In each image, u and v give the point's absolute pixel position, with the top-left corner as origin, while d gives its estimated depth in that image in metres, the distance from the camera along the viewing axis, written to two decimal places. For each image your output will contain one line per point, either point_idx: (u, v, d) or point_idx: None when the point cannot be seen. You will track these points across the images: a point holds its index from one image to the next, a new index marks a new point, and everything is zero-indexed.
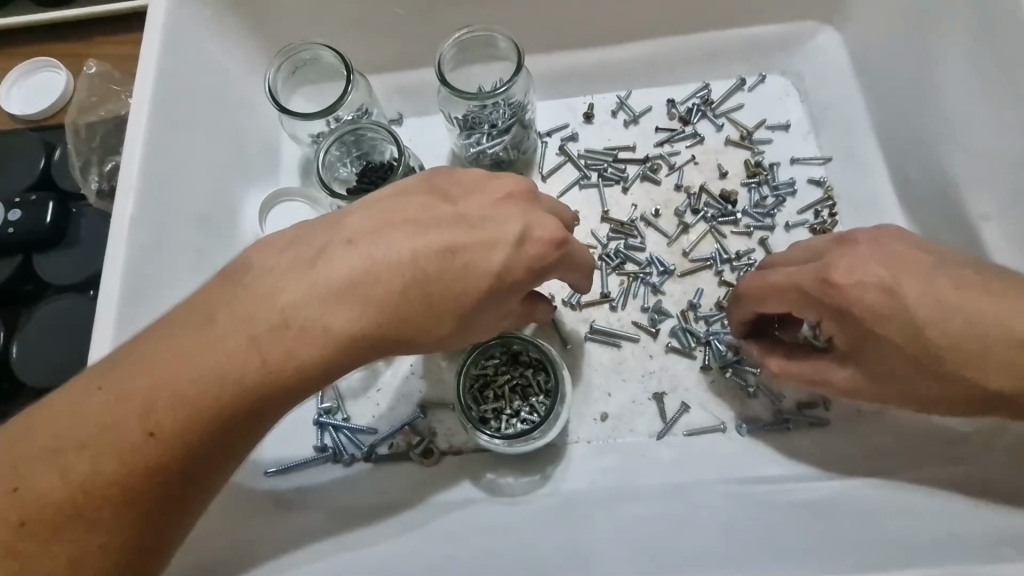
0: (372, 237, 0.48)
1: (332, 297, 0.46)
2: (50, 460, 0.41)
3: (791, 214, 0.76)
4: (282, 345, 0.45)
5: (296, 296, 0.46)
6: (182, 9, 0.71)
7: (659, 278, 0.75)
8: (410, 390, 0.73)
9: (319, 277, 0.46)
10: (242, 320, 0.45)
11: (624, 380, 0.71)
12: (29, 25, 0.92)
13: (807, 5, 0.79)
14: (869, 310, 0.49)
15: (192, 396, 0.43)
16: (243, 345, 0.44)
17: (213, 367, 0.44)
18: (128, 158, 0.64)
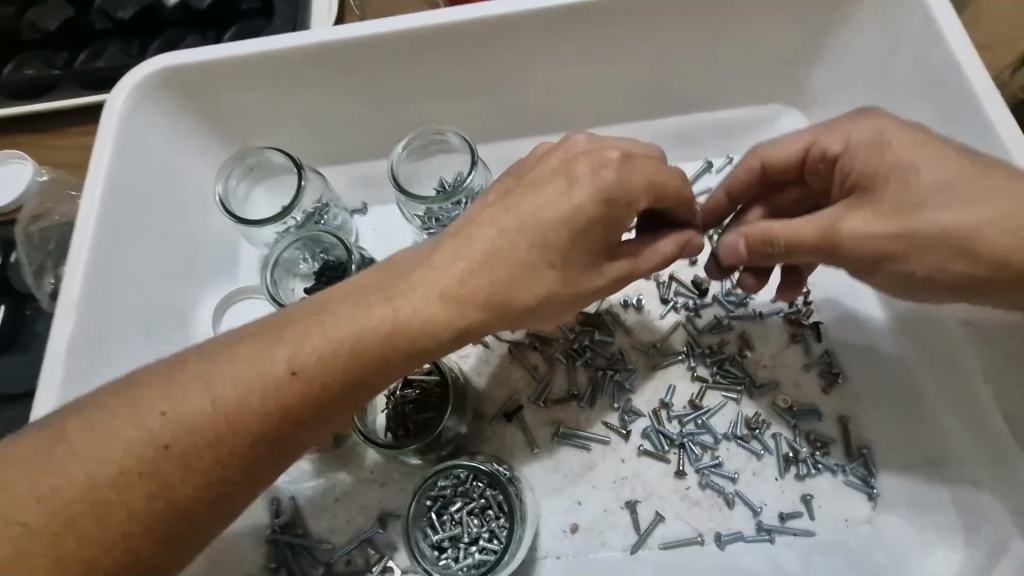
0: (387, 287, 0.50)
1: (367, 336, 0.48)
2: (104, 441, 0.43)
3: (764, 301, 0.74)
4: (313, 374, 0.47)
5: (332, 331, 0.48)
6: (136, 116, 0.69)
7: (628, 375, 0.71)
8: (369, 500, 0.69)
9: (351, 317, 0.49)
10: (277, 350, 0.47)
11: (594, 488, 0.67)
12: (22, 115, 0.96)
13: (772, 88, 0.77)
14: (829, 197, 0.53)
15: (216, 426, 0.45)
16: (281, 375, 0.47)
17: (240, 401, 0.46)
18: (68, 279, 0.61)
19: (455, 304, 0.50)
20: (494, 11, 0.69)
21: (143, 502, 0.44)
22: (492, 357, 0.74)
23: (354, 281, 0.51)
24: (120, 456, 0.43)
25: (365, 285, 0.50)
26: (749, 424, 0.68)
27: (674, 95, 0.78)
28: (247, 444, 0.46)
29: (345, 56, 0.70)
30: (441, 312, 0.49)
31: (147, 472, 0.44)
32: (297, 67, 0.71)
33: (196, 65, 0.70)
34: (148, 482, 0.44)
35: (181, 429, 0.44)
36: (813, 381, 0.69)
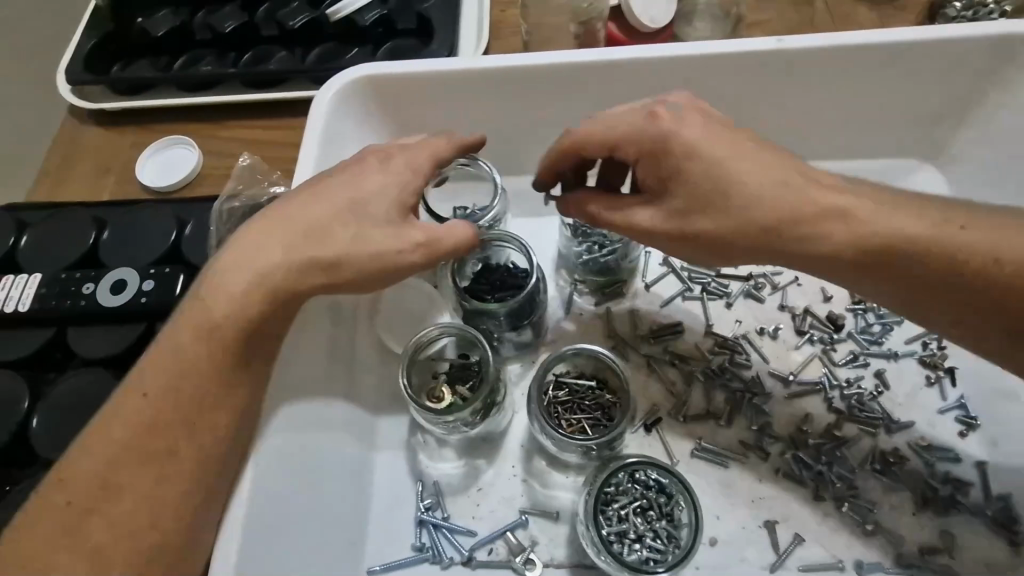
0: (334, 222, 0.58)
1: (297, 212, 0.59)
2: (176, 339, 0.56)
3: (898, 342, 0.77)
4: (297, 243, 0.58)
5: (281, 208, 0.59)
6: (337, 119, 0.77)
7: (765, 399, 0.75)
8: (512, 492, 0.72)
9: (278, 207, 0.60)
10: (244, 230, 0.59)
11: (732, 505, 0.70)
12: (191, 106, 1.05)
13: (911, 143, 0.82)
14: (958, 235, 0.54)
15: (239, 283, 0.57)
16: (251, 250, 0.58)
17: (222, 272, 0.57)
18: None
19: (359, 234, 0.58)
20: (670, 52, 0.75)
21: (230, 331, 0.57)
22: (632, 370, 0.78)
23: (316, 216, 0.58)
24: (172, 351, 0.56)
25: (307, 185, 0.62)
26: (886, 459, 0.70)
27: (815, 142, 0.83)
28: (242, 298, 0.57)
29: (527, 80, 0.77)
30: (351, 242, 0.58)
31: (193, 319, 0.57)
32: (481, 85, 0.78)
33: (394, 75, 0.77)
34: (194, 325, 0.56)
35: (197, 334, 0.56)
36: (949, 425, 0.72)
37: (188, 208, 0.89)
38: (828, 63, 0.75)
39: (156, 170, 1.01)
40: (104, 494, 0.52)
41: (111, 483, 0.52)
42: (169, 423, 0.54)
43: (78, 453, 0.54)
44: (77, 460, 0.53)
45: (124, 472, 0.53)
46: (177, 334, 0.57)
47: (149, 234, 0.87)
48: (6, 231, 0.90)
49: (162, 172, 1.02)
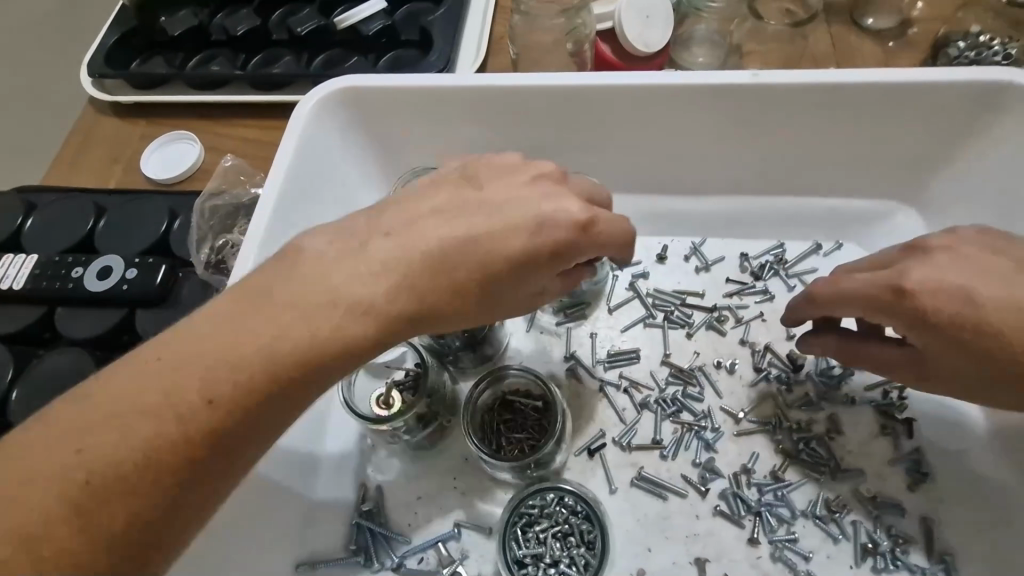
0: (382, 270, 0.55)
1: (483, 270, 0.57)
2: (190, 368, 0.49)
3: (857, 388, 0.75)
4: (398, 290, 0.55)
5: (450, 250, 0.56)
6: (318, 124, 0.78)
7: (713, 434, 0.74)
8: (450, 504, 0.73)
9: (411, 235, 0.56)
10: (398, 253, 0.55)
11: (666, 538, 0.69)
12: (197, 103, 1.11)
13: (890, 186, 0.80)
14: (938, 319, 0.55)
15: (329, 316, 0.52)
16: (344, 279, 0.53)
17: (339, 298, 0.53)
18: (251, 237, 0.70)
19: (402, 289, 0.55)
20: (651, 80, 0.74)
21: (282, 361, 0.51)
22: (583, 392, 0.78)
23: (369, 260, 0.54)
24: (180, 383, 0.48)
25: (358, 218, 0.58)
26: (829, 507, 0.69)
27: (794, 176, 0.81)
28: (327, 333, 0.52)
29: (505, 100, 0.78)
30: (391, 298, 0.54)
31: (276, 341, 0.51)
32: (459, 102, 0.78)
33: (373, 86, 0.78)
34: (206, 358, 0.49)
35: (216, 370, 0.49)
36: (899, 478, 0.70)
37: (180, 201, 0.94)
38: (810, 100, 0.74)
39: (160, 164, 1.07)
40: (115, 490, 0.45)
41: (48, 536, 0.43)
42: (193, 438, 0.47)
43: (109, 427, 0.46)
44: (76, 433, 0.46)
45: (69, 525, 0.43)
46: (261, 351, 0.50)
47: (141, 223, 0.92)
48: (15, 211, 0.96)
49: (164, 166, 1.07)
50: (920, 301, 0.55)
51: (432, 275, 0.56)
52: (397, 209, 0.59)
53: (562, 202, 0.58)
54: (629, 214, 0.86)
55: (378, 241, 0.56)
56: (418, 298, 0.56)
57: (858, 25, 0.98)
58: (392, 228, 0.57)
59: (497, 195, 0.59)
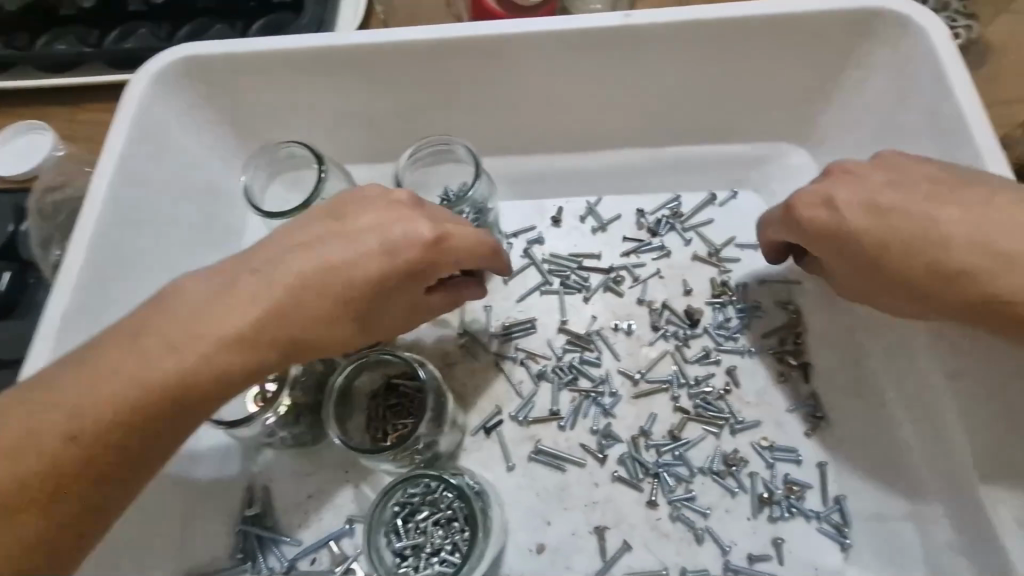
0: (267, 296, 0.49)
1: (347, 297, 0.51)
2: (59, 407, 0.46)
3: (754, 338, 0.72)
4: (262, 328, 0.49)
5: (313, 277, 0.50)
6: (155, 100, 0.71)
7: (611, 399, 0.71)
8: (343, 499, 0.70)
9: (284, 264, 0.50)
10: (261, 282, 0.50)
11: (566, 509, 0.67)
12: (51, 89, 1.00)
13: (779, 127, 0.78)
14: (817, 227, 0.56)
15: (197, 348, 0.48)
16: (207, 314, 0.49)
17: (204, 330, 0.48)
18: (81, 225, 0.64)
19: (285, 316, 0.50)
20: (516, 26, 0.69)
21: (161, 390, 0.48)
22: (478, 369, 0.75)
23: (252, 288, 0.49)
24: (48, 423, 0.46)
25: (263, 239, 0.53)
26: (726, 462, 0.67)
27: (681, 123, 0.78)
28: (195, 368, 0.48)
29: (363, 59, 0.71)
30: (272, 326, 0.49)
31: (144, 373, 0.47)
32: (315, 64, 0.72)
33: (217, 55, 0.71)
34: (71, 395, 0.46)
35: (84, 406, 0.46)
36: (796, 425, 0.68)
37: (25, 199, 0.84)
38: (685, 38, 0.69)
39: (3, 153, 0.95)
40: None
41: None
42: (57, 478, 0.45)
43: None
44: None
45: None
46: (127, 383, 0.47)
47: None
48: None
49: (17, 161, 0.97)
50: (807, 212, 0.57)
51: (310, 294, 0.50)
52: (270, 238, 0.53)
53: (417, 221, 0.53)
54: (520, 176, 0.82)
55: (249, 274, 0.50)
56: (294, 331, 0.50)
57: None
58: (284, 250, 0.51)
59: (358, 220, 0.53)
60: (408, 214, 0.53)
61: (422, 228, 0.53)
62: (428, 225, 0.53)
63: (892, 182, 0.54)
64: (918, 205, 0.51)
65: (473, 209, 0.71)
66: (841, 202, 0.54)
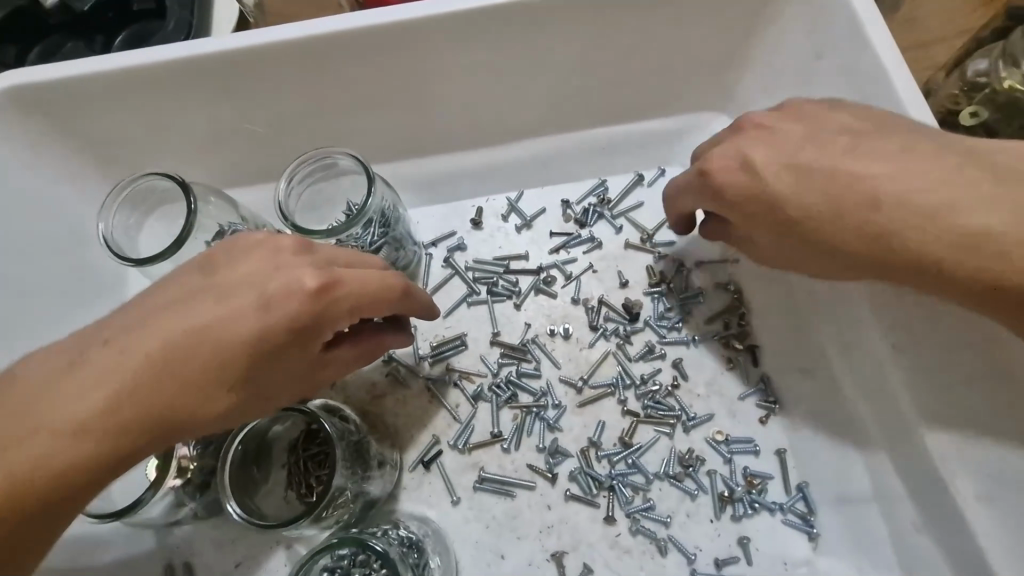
0: (118, 371, 0.42)
1: (216, 364, 0.43)
2: None
3: (698, 325, 0.68)
4: (116, 411, 0.42)
5: (174, 345, 0.42)
6: None
7: (555, 412, 0.66)
8: (272, 566, 0.63)
9: (139, 331, 0.43)
10: (115, 354, 0.42)
11: (518, 539, 0.62)
12: None
13: (699, 96, 0.73)
14: (736, 187, 0.51)
15: (40, 440, 0.41)
16: (46, 400, 0.41)
17: (46, 417, 0.41)
18: None
19: (145, 394, 0.42)
20: (391, 16, 0.62)
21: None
22: (408, 397, 0.68)
23: (103, 365, 0.42)
24: None
25: (127, 305, 0.46)
26: (682, 463, 0.62)
27: (596, 103, 0.73)
28: (39, 469, 0.41)
29: (224, 70, 0.64)
30: (125, 407, 0.42)
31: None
32: (178, 77, 0.63)
33: (58, 81, 0.62)
34: None
35: None
36: (750, 412, 0.64)
37: None
38: (588, 9, 0.63)
39: None
40: None
41: None
42: None
43: None
44: None
45: None
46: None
47: None
48: None
49: None
50: (720, 171, 0.52)
51: (170, 366, 0.42)
52: (130, 303, 0.46)
53: (297, 270, 0.44)
54: (434, 178, 0.76)
55: (103, 345, 0.43)
56: (155, 410, 0.42)
57: None
58: (143, 315, 0.44)
59: (231, 273, 0.45)
60: (288, 263, 0.45)
61: (304, 278, 0.44)
62: (312, 272, 0.44)
63: (810, 138, 0.49)
64: (836, 158, 0.47)
65: (376, 220, 0.64)
66: (758, 163, 0.50)
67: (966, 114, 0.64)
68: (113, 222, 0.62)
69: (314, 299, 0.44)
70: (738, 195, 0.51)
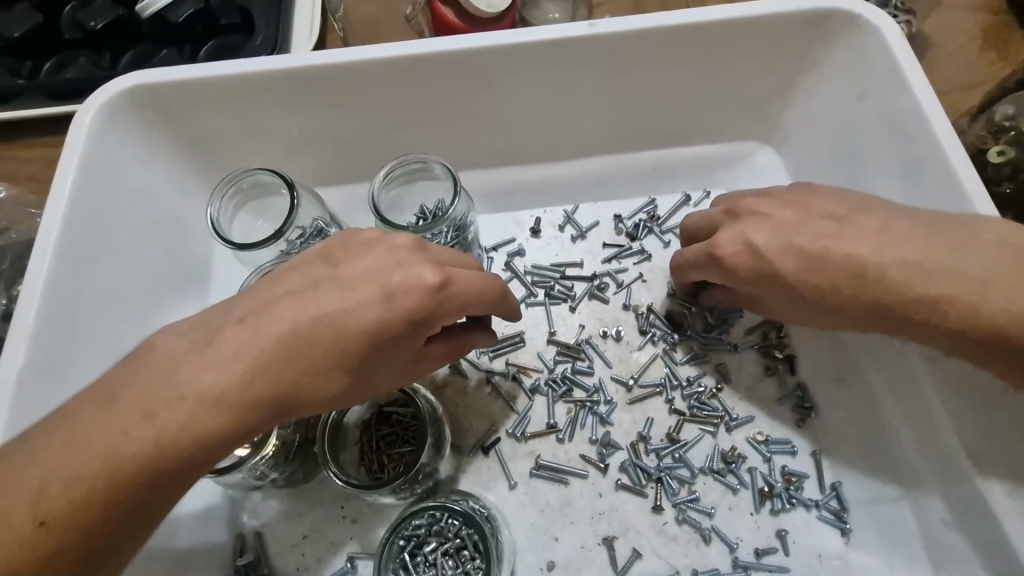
0: (248, 348, 0.46)
1: (342, 348, 0.48)
2: (34, 479, 0.44)
3: (740, 334, 0.74)
4: (249, 382, 0.46)
5: (304, 327, 0.47)
6: (106, 136, 0.68)
7: (606, 408, 0.71)
8: (339, 537, 0.67)
9: (274, 308, 0.48)
10: (249, 331, 0.47)
11: (571, 523, 0.66)
12: None
13: (744, 127, 0.80)
14: (741, 269, 0.58)
15: (185, 405, 0.45)
16: (184, 369, 0.46)
17: (185, 385, 0.45)
18: (35, 272, 0.60)
19: (274, 369, 0.47)
20: (480, 41, 0.69)
21: (140, 457, 0.44)
22: (468, 387, 0.73)
23: (239, 337, 0.47)
24: (25, 499, 0.43)
25: (256, 285, 0.51)
26: (725, 460, 0.67)
27: (651, 128, 0.80)
28: (177, 431, 0.45)
29: (326, 81, 0.70)
30: (257, 380, 0.46)
31: (122, 433, 0.44)
32: (282, 86, 0.70)
33: (174, 85, 0.69)
34: (49, 452, 0.44)
35: (62, 479, 0.43)
36: (787, 415, 0.69)
37: None
38: (657, 44, 0.71)
39: None
40: None
41: None
42: (26, 563, 0.43)
43: None
44: None
45: None
46: (108, 440, 0.44)
47: None
48: None
49: None
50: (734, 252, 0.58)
51: (293, 347, 0.47)
52: (258, 283, 0.51)
53: (418, 267, 0.50)
54: (497, 189, 0.82)
55: (236, 318, 0.48)
56: (286, 384, 0.47)
57: None
58: (272, 294, 0.49)
59: (352, 267, 0.50)
60: (405, 255, 0.51)
61: (425, 273, 0.50)
62: (432, 269, 0.50)
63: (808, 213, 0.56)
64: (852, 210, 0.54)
65: (453, 225, 0.70)
66: (763, 244, 0.56)
67: (991, 153, 0.71)
68: (222, 210, 0.68)
69: (431, 296, 0.50)
70: (749, 270, 0.57)
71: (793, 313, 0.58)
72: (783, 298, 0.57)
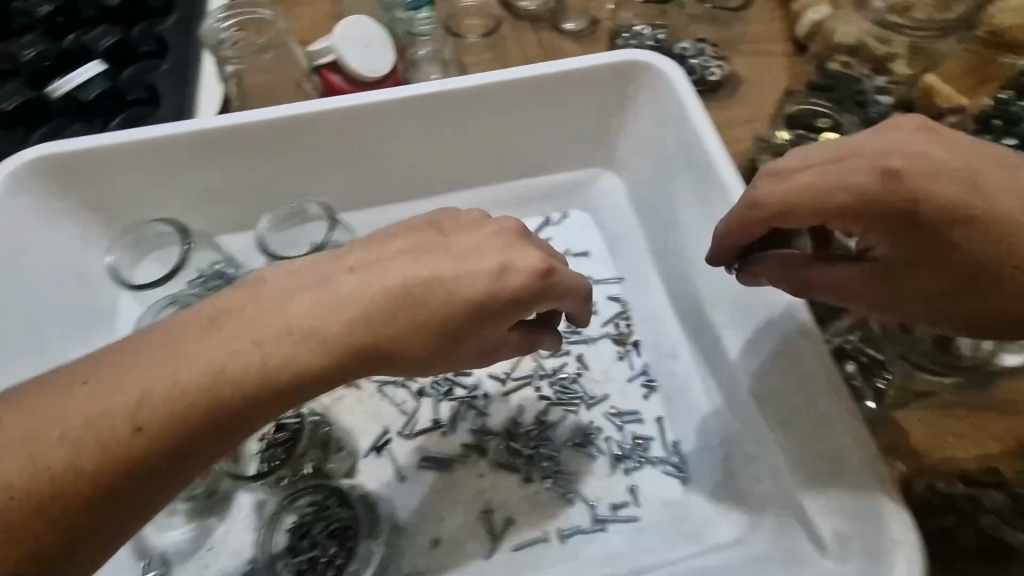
0: (287, 306, 0.56)
1: (476, 313, 0.58)
2: (118, 392, 0.51)
3: (595, 327, 0.86)
4: (378, 328, 0.56)
5: (439, 292, 0.58)
6: (13, 200, 0.77)
7: (484, 401, 0.81)
8: (243, 544, 0.73)
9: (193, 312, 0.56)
10: (268, 302, 0.56)
11: (454, 503, 0.75)
12: None
13: (588, 157, 0.96)
14: (921, 182, 0.56)
15: (116, 419, 0.50)
16: (268, 317, 0.55)
17: (272, 325, 0.55)
18: None
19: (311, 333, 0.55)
20: (353, 101, 0.83)
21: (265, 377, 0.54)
22: (363, 397, 0.82)
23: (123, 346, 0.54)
24: (119, 414, 0.51)
25: None
26: (584, 433, 0.79)
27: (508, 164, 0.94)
28: (218, 371, 0.53)
29: (219, 140, 0.82)
30: (304, 338, 0.55)
31: (190, 362, 0.53)
32: (178, 148, 0.81)
33: (77, 152, 0.79)
34: None
35: (160, 398, 0.51)
36: (636, 391, 0.82)
37: None
38: (500, 94, 0.86)
39: None
40: None
41: None
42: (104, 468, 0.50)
43: None
44: None
45: None
46: (172, 373, 0.52)
47: None
48: None
49: None
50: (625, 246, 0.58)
51: (334, 307, 0.56)
52: None
53: (530, 253, 0.61)
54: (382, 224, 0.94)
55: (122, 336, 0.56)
56: (264, 377, 0.54)
57: (561, 30, 1.15)
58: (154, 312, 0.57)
59: (463, 244, 0.61)
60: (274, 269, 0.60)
61: (537, 260, 0.60)
62: (542, 256, 0.61)
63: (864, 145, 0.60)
64: None
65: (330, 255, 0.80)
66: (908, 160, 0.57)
67: None
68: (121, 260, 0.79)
69: (540, 278, 0.60)
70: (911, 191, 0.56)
71: (963, 235, 0.57)
72: (944, 215, 0.56)
